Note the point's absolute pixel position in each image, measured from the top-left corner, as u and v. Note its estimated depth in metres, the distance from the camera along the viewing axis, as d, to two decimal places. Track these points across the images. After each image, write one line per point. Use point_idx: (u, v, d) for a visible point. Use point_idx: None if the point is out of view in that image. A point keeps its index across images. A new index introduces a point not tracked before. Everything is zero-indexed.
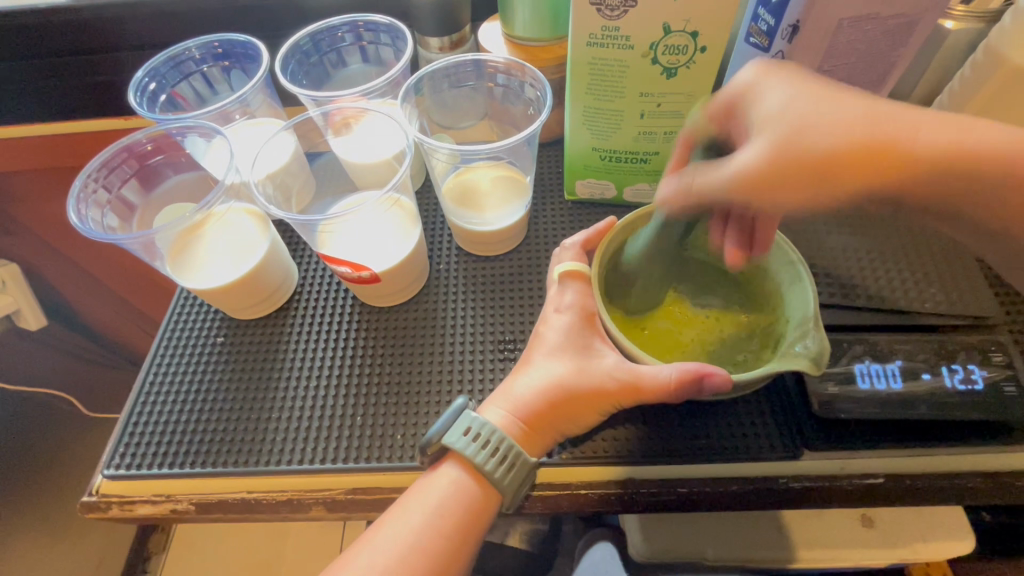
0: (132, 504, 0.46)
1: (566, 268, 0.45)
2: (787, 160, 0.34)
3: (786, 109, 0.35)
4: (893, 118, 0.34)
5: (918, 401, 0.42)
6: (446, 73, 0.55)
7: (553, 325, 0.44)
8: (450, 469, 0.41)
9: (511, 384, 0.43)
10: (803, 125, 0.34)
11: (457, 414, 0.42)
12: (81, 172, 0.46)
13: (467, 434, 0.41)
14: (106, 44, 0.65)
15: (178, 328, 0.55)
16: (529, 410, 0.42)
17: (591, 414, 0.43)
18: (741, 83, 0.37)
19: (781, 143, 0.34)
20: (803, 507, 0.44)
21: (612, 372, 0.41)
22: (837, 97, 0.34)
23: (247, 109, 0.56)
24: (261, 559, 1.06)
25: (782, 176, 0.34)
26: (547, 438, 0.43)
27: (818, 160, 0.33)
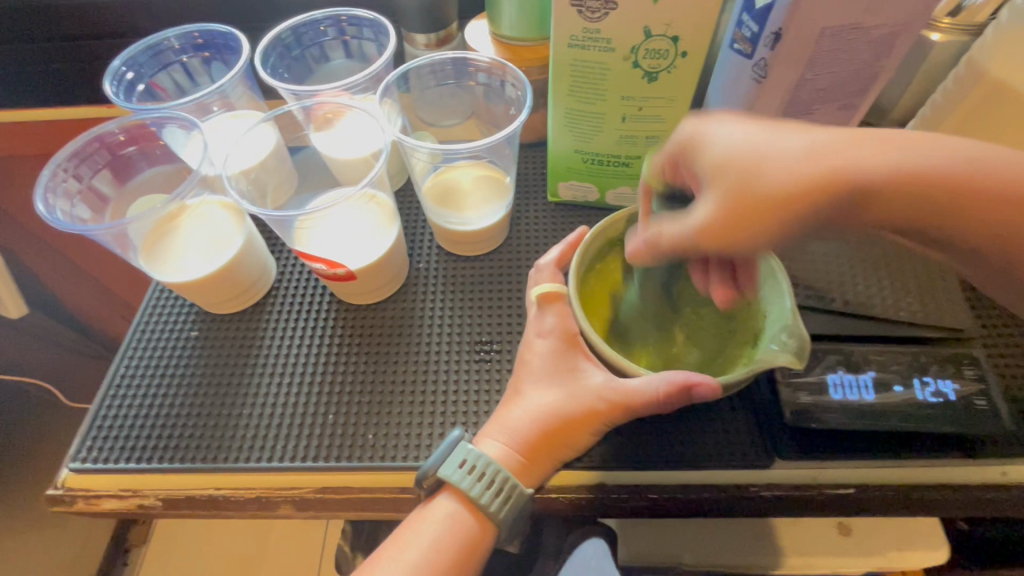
0: (98, 499, 0.46)
1: (543, 292, 0.44)
2: (739, 201, 0.32)
3: (726, 157, 0.33)
4: (832, 145, 0.32)
5: (889, 413, 0.42)
6: (427, 71, 0.55)
7: (537, 350, 0.44)
8: (447, 502, 0.41)
9: (504, 413, 0.43)
10: (745, 171, 0.32)
11: (453, 445, 0.42)
12: (50, 161, 0.46)
13: (462, 466, 0.41)
14: (87, 30, 0.64)
15: (153, 321, 0.54)
16: (524, 442, 0.41)
17: (587, 436, 0.42)
18: (683, 134, 0.36)
19: (727, 195, 0.33)
20: (774, 514, 0.45)
21: (602, 393, 0.41)
22: (780, 134, 0.33)
23: (226, 102, 0.55)
24: (241, 554, 1.05)
25: (741, 226, 0.32)
26: (547, 467, 0.42)
27: (772, 197, 0.32)
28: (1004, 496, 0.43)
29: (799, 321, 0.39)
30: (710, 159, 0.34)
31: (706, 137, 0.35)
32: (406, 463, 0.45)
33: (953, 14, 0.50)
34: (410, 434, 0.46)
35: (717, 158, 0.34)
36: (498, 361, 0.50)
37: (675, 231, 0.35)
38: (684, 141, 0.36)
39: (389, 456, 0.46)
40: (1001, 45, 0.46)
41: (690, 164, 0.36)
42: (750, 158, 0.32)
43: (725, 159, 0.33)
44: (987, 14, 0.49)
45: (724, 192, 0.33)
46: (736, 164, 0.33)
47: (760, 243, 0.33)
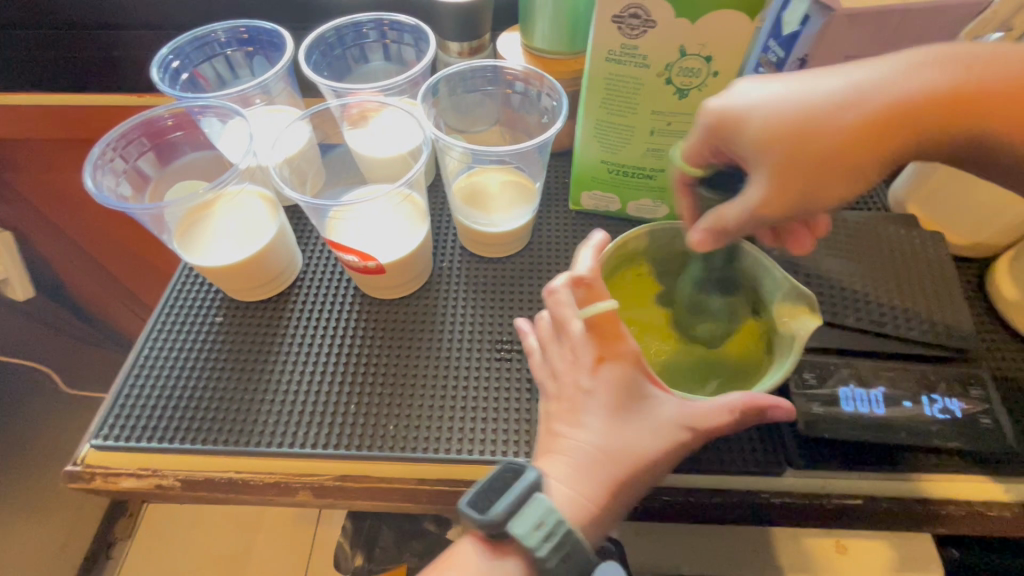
0: (116, 476, 0.46)
1: (599, 313, 0.39)
2: (800, 138, 0.33)
3: (772, 124, 0.33)
4: (857, 103, 0.33)
5: (898, 427, 0.43)
6: (464, 77, 0.57)
7: (602, 379, 0.40)
8: (512, 563, 0.37)
9: (566, 445, 0.40)
10: (801, 130, 0.33)
11: (527, 493, 0.37)
12: (100, 140, 0.47)
13: (538, 528, 0.35)
14: (129, 21, 0.66)
15: (178, 305, 0.55)
16: (603, 476, 0.38)
17: (664, 467, 0.40)
18: (716, 105, 0.36)
19: (781, 170, 0.33)
20: (781, 522, 0.46)
21: (678, 423, 0.39)
22: (828, 86, 0.33)
23: (267, 96, 0.57)
24: (226, 554, 1.03)
25: (800, 178, 0.33)
26: (619, 504, 0.39)
27: (825, 134, 0.33)
28: (1004, 512, 0.44)
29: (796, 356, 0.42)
30: (757, 129, 0.34)
31: (746, 109, 0.35)
32: (427, 454, 0.46)
33: None
34: (431, 426, 0.47)
35: (763, 126, 0.34)
36: (518, 360, 0.51)
37: (733, 210, 0.36)
38: (720, 121, 0.36)
39: (409, 447, 0.46)
40: None
41: (730, 142, 0.36)
42: (795, 117, 0.33)
43: (770, 123, 0.34)
44: None
45: (778, 162, 0.33)
46: (788, 128, 0.33)
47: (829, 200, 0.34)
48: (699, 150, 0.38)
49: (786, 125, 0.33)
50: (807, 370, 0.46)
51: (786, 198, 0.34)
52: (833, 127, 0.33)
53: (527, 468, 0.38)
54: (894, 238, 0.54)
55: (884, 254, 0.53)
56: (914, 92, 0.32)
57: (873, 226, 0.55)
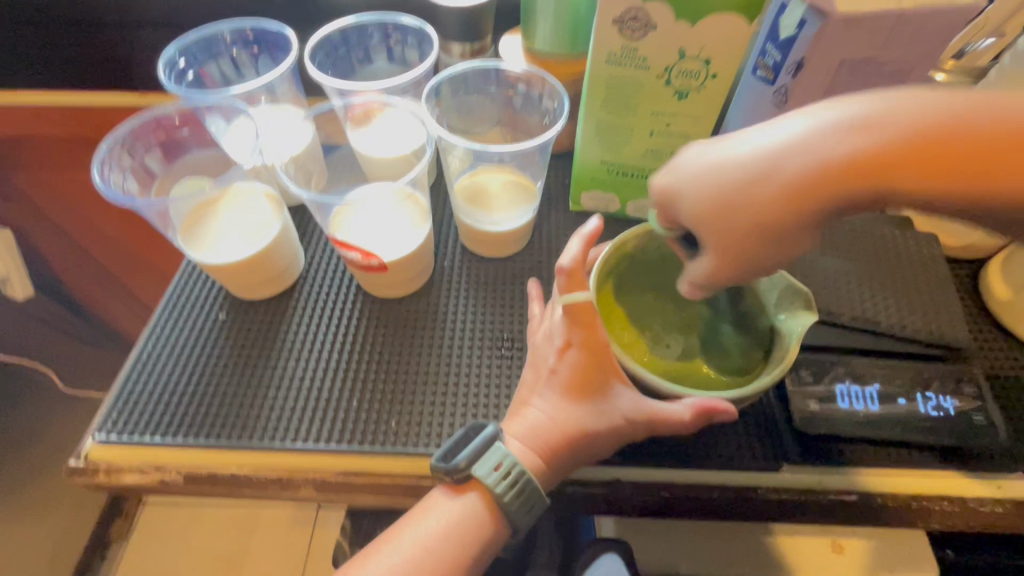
0: (119, 471, 0.46)
1: (573, 302, 0.42)
2: (732, 222, 0.32)
3: (699, 213, 0.33)
4: (773, 183, 0.31)
5: (892, 422, 0.45)
6: (467, 78, 0.57)
7: (566, 360, 0.43)
8: (473, 499, 0.41)
9: (524, 412, 0.44)
10: (730, 217, 0.32)
11: (487, 442, 0.41)
12: (109, 136, 0.48)
13: (496, 469, 0.40)
14: (132, 21, 0.67)
15: (181, 302, 0.56)
16: (546, 444, 0.42)
17: (610, 445, 0.43)
18: (661, 181, 0.36)
19: (722, 254, 0.34)
20: (778, 517, 0.46)
21: (628, 413, 0.41)
22: (758, 161, 0.31)
23: (272, 96, 0.58)
24: (222, 555, 1.02)
25: (739, 258, 0.33)
26: (560, 472, 0.43)
27: (754, 216, 0.31)
28: (998, 509, 0.45)
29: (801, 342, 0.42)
30: (688, 209, 0.34)
31: (680, 187, 0.34)
32: (428, 450, 0.46)
33: (957, 57, 0.53)
34: (432, 423, 0.48)
35: (691, 214, 0.34)
36: (518, 358, 0.52)
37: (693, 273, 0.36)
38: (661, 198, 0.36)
39: (410, 443, 0.47)
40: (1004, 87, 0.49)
41: (673, 215, 0.36)
42: (723, 196, 0.32)
43: (699, 215, 0.33)
44: (988, 59, 0.53)
45: (722, 249, 0.33)
46: (714, 220, 0.33)
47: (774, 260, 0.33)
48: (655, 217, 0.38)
49: (710, 213, 0.33)
50: (804, 368, 0.47)
51: (735, 265, 0.34)
52: (755, 212, 0.31)
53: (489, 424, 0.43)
54: (889, 240, 0.55)
55: (879, 254, 0.54)
56: (833, 165, 0.29)
57: (868, 228, 0.56)
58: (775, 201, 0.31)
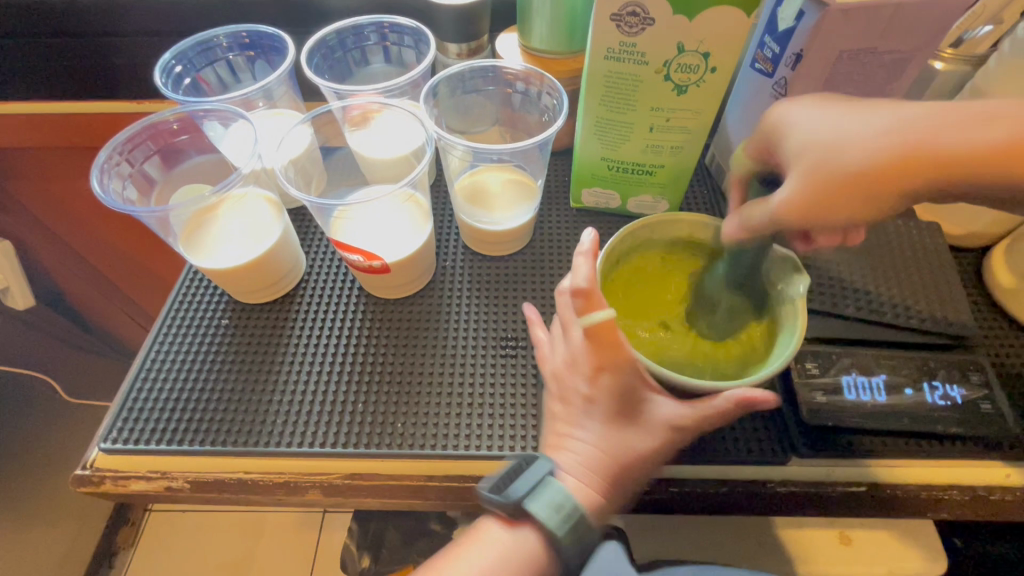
0: (126, 479, 0.46)
1: (596, 322, 0.39)
2: (818, 164, 0.38)
3: (812, 133, 0.39)
4: (877, 123, 0.38)
5: (901, 412, 0.45)
6: (465, 77, 0.57)
7: (600, 385, 0.42)
8: (528, 536, 0.39)
9: (566, 442, 0.43)
10: (830, 147, 0.38)
11: (543, 480, 0.40)
12: (107, 144, 0.47)
13: (556, 511, 0.38)
14: (125, 28, 0.66)
15: (184, 308, 0.55)
16: (601, 475, 0.41)
17: (660, 462, 0.42)
18: (773, 115, 0.43)
19: (815, 179, 0.38)
20: (788, 510, 0.46)
21: (671, 422, 0.41)
22: (873, 117, 0.38)
23: (269, 100, 0.57)
24: (231, 558, 1.02)
25: (820, 198, 0.38)
26: (622, 498, 0.42)
27: (848, 167, 0.37)
28: (1008, 498, 0.45)
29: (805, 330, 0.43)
30: (795, 141, 0.40)
31: (793, 126, 0.41)
32: (436, 450, 0.46)
33: (955, 45, 0.54)
34: (438, 423, 0.48)
35: (807, 137, 0.39)
36: (523, 356, 0.51)
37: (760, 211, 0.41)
38: (770, 128, 0.43)
39: (418, 444, 0.47)
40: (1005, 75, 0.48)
41: (776, 147, 0.42)
42: (833, 138, 0.38)
43: (817, 129, 0.39)
44: (986, 47, 0.53)
45: (812, 171, 0.38)
46: (832, 145, 0.38)
47: (837, 216, 0.38)
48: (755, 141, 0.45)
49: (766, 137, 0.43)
50: (809, 361, 0.47)
51: (813, 203, 0.38)
52: (858, 155, 0.37)
53: (539, 460, 0.41)
54: (891, 229, 0.55)
55: (881, 245, 0.54)
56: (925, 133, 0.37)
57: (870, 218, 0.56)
58: (875, 156, 0.37)
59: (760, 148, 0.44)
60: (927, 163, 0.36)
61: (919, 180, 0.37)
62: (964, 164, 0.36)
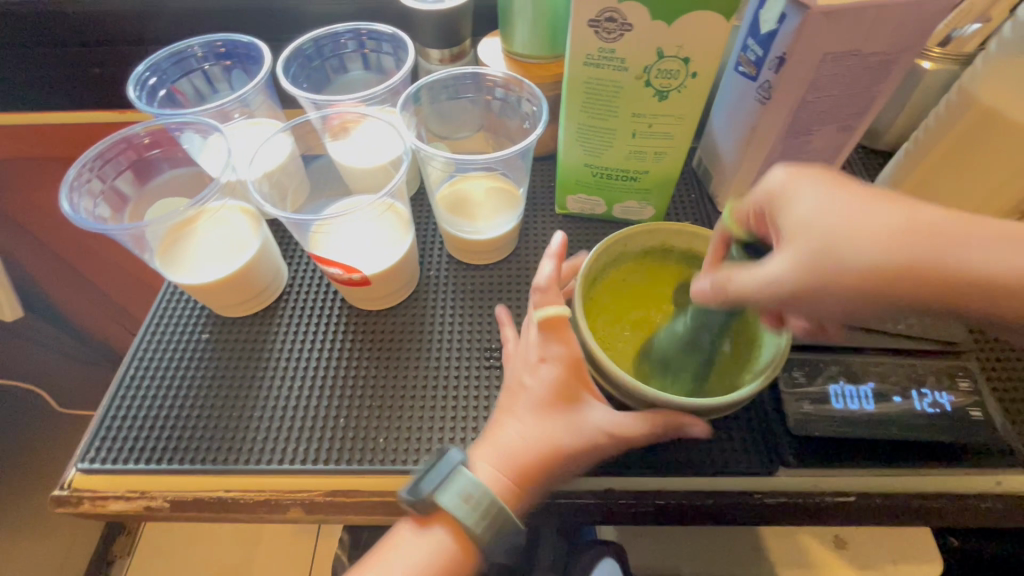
0: (105, 499, 0.45)
1: (545, 317, 0.42)
2: (811, 273, 0.30)
3: (813, 218, 0.31)
4: (880, 220, 0.30)
5: (890, 421, 0.44)
6: (445, 85, 0.56)
7: (540, 376, 0.42)
8: (441, 532, 0.40)
9: (498, 433, 0.42)
10: (831, 229, 0.30)
11: (450, 471, 0.40)
12: (77, 160, 0.47)
13: (464, 499, 0.39)
14: (100, 39, 0.65)
15: (163, 324, 0.55)
16: (520, 468, 0.40)
17: (581, 467, 0.42)
18: (770, 185, 0.34)
19: (809, 266, 0.30)
20: (777, 521, 0.45)
21: (604, 427, 0.40)
22: (878, 207, 0.30)
23: (246, 109, 0.56)
24: (226, 566, 1.01)
25: (808, 286, 0.30)
26: (533, 495, 0.41)
27: (845, 273, 0.29)
28: (999, 505, 0.45)
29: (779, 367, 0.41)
30: (790, 224, 0.32)
31: (792, 197, 0.32)
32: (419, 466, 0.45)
33: (943, 44, 0.53)
34: (420, 438, 0.47)
35: (797, 222, 0.32)
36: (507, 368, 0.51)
37: (739, 279, 0.34)
38: (770, 196, 0.34)
39: (400, 459, 0.46)
40: (990, 74, 0.47)
41: (774, 220, 0.34)
42: (837, 234, 0.30)
43: (822, 211, 0.31)
44: (975, 45, 0.52)
45: (805, 244, 0.31)
46: (835, 220, 0.30)
47: (818, 313, 0.31)
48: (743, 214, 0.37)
49: (759, 199, 0.35)
50: (796, 369, 0.46)
51: (797, 290, 0.31)
52: (864, 254, 0.29)
53: (453, 450, 0.42)
54: None
55: None
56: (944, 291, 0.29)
57: None
58: (878, 263, 0.29)
59: (758, 213, 0.36)
60: (931, 283, 0.29)
61: (920, 293, 0.29)
62: (978, 291, 0.28)
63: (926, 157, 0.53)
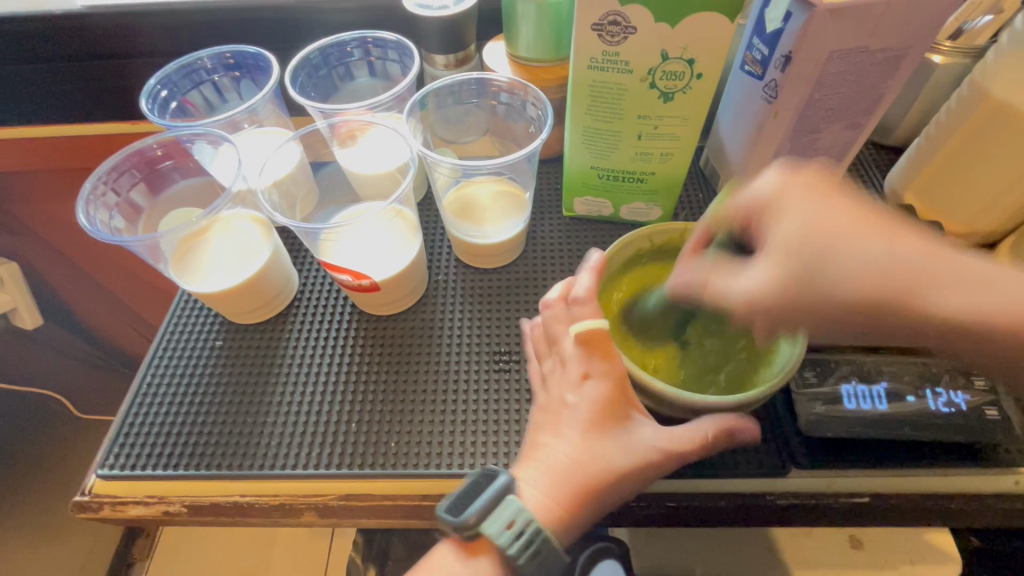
0: (124, 504, 0.46)
1: (586, 328, 0.43)
2: (791, 287, 0.36)
3: (803, 236, 0.37)
4: (860, 252, 0.36)
5: (903, 422, 0.43)
6: (451, 90, 0.57)
7: (585, 393, 0.42)
8: (484, 560, 0.39)
9: (546, 455, 0.41)
10: (815, 247, 0.36)
11: (500, 494, 0.39)
12: (91, 175, 0.48)
13: (509, 528, 0.38)
14: (111, 52, 0.66)
15: (178, 332, 0.56)
16: (569, 488, 0.40)
17: (630, 490, 0.41)
18: (762, 190, 0.39)
19: (789, 277, 0.36)
20: (790, 523, 0.45)
21: (655, 443, 0.41)
22: (850, 231, 0.36)
23: (256, 118, 0.57)
24: (245, 567, 1.03)
25: (786, 298, 0.37)
26: (584, 518, 0.41)
27: (826, 291, 0.36)
28: (1017, 504, 0.44)
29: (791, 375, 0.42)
30: (785, 228, 0.37)
31: (782, 208, 0.38)
32: (430, 469, 0.46)
33: (954, 37, 0.52)
34: (431, 441, 0.47)
35: (790, 234, 0.37)
36: (516, 371, 0.51)
37: (734, 283, 0.39)
38: (766, 200, 0.39)
39: (411, 463, 0.46)
40: (1002, 67, 0.47)
41: (762, 224, 0.39)
42: (815, 249, 0.36)
43: (807, 233, 0.37)
44: (986, 37, 0.51)
45: (790, 263, 0.37)
46: (824, 237, 0.36)
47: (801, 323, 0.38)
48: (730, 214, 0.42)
49: (753, 205, 0.40)
50: (807, 369, 0.46)
51: (784, 295, 0.37)
52: (841, 278, 0.36)
53: (499, 472, 0.41)
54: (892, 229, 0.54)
55: None
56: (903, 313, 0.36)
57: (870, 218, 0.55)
58: (852, 288, 0.36)
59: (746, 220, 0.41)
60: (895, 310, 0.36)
61: (882, 314, 0.36)
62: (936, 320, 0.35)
63: (939, 152, 0.52)
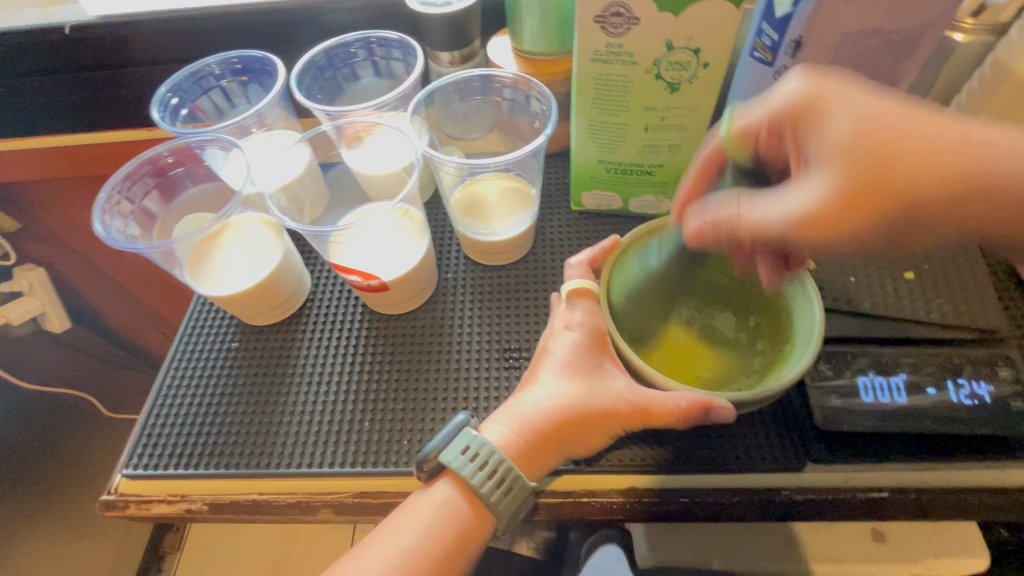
0: (148, 503, 0.48)
1: (573, 287, 0.46)
2: (846, 202, 0.33)
3: (856, 137, 0.33)
4: (929, 142, 0.32)
5: (924, 414, 0.42)
6: (455, 88, 0.57)
7: (562, 342, 0.44)
8: (445, 488, 0.41)
9: (519, 399, 0.43)
10: (873, 136, 0.33)
11: (456, 431, 0.42)
12: (106, 185, 0.49)
13: (464, 453, 0.41)
14: (124, 60, 0.68)
15: (197, 333, 0.57)
16: (536, 431, 0.41)
17: (595, 436, 0.42)
18: (789, 95, 0.37)
19: (854, 180, 0.32)
20: (808, 520, 0.44)
21: (625, 395, 0.41)
22: (918, 115, 0.33)
23: (264, 122, 0.58)
24: (270, 564, 1.05)
25: (846, 214, 0.33)
26: (547, 462, 0.42)
27: (905, 186, 0.32)
28: None
29: (821, 345, 0.41)
30: (843, 125, 0.33)
31: (835, 108, 0.34)
32: None
33: (977, 13, 0.50)
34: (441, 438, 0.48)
35: (847, 129, 0.33)
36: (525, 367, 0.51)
37: (766, 212, 0.35)
38: (803, 103, 0.36)
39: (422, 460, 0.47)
40: None
41: (800, 136, 0.36)
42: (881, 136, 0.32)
43: (857, 134, 0.33)
44: (1012, 13, 0.49)
45: (850, 166, 0.33)
46: (877, 126, 0.33)
47: (855, 246, 0.34)
48: (755, 126, 0.39)
49: (782, 117, 0.37)
50: (822, 362, 0.45)
51: (846, 209, 0.33)
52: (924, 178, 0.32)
53: (459, 415, 0.44)
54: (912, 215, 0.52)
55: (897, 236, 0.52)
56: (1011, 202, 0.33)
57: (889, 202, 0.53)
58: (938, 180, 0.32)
59: (773, 127, 0.38)
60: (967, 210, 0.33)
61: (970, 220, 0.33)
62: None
63: None
